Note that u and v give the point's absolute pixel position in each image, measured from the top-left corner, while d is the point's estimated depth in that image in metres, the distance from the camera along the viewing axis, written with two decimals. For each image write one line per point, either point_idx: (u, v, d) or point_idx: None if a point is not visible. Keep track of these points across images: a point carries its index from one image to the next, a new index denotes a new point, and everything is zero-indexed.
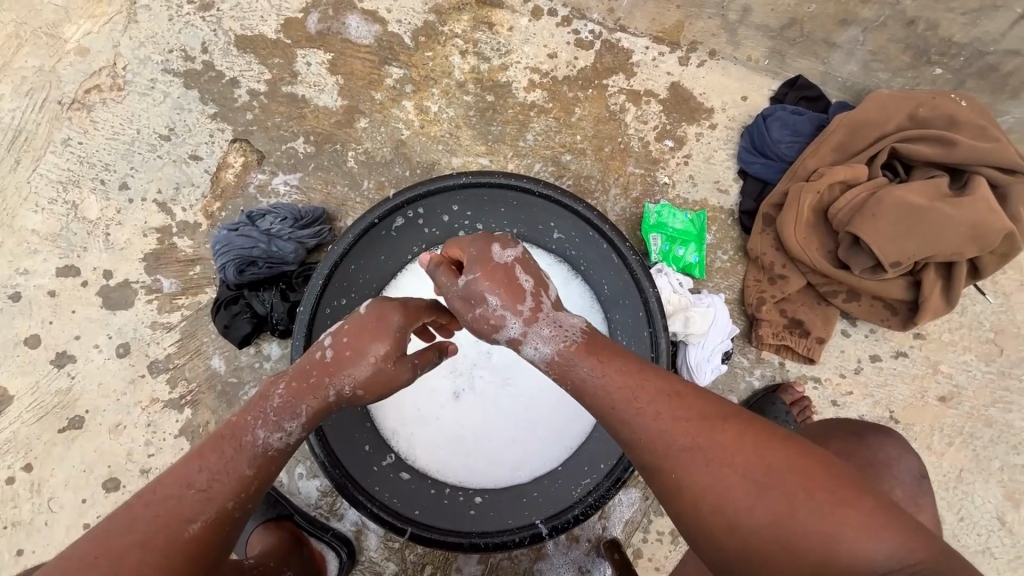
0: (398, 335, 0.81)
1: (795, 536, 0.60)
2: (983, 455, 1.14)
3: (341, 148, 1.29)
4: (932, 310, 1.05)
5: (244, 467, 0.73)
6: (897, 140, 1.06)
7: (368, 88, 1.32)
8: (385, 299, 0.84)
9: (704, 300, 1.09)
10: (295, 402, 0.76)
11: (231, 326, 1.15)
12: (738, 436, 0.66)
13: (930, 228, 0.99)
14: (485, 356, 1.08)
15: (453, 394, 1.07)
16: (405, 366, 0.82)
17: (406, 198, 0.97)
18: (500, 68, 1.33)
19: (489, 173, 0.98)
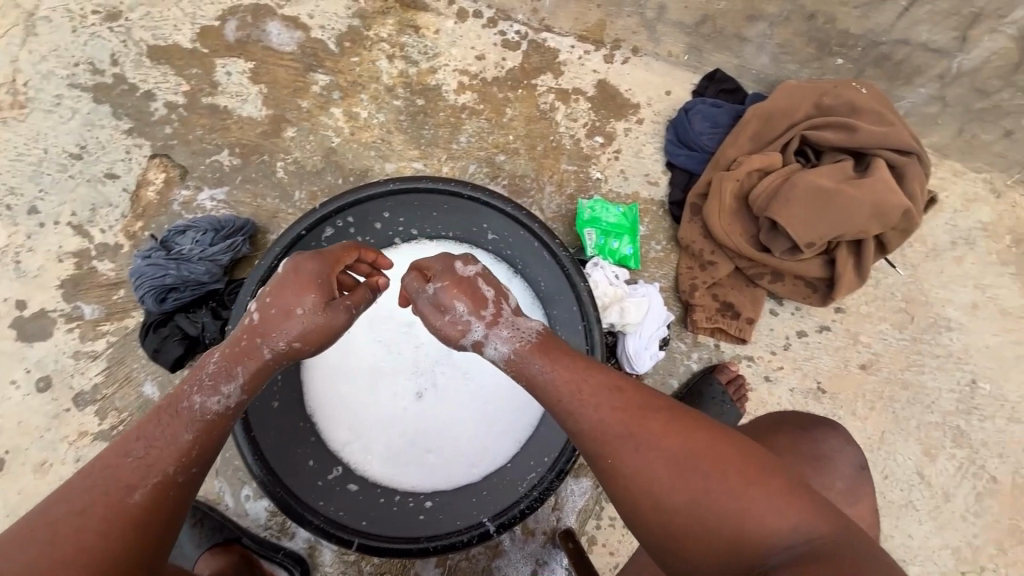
0: (322, 284, 0.83)
1: (720, 515, 0.63)
2: (902, 416, 1.23)
3: (269, 159, 1.26)
4: (847, 286, 1.12)
5: (183, 432, 0.72)
6: (806, 128, 1.13)
7: (293, 96, 1.29)
8: (302, 255, 0.86)
9: (638, 290, 1.13)
10: (230, 364, 0.77)
11: (161, 349, 1.10)
12: (674, 425, 0.69)
13: (838, 209, 1.05)
14: (446, 354, 1.06)
15: (416, 394, 1.05)
16: (339, 310, 0.83)
17: (333, 207, 0.96)
18: (429, 71, 1.32)
19: (417, 178, 0.99)
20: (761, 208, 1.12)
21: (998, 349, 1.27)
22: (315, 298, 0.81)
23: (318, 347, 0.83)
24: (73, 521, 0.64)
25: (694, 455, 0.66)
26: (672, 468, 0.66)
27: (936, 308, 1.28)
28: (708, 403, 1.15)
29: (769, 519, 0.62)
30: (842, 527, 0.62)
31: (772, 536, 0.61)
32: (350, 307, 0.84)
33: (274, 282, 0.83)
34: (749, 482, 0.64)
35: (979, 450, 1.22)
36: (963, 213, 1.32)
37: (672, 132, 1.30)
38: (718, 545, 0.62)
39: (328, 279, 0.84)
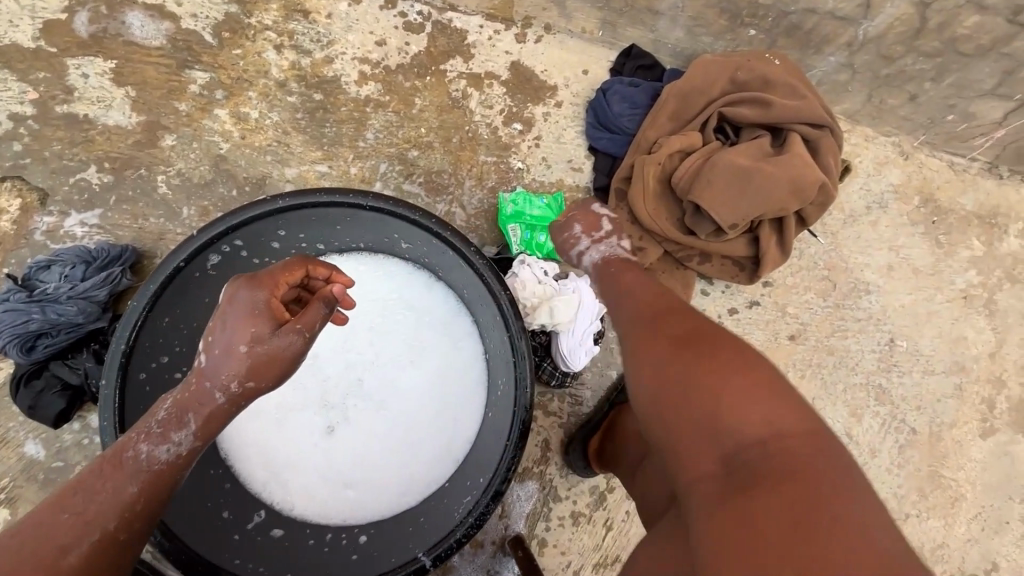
0: (266, 313, 0.70)
1: (698, 390, 0.67)
2: (829, 382, 1.27)
3: (146, 173, 1.11)
4: (772, 263, 1.11)
5: (129, 486, 0.65)
6: (722, 106, 1.10)
7: (168, 98, 1.14)
8: (238, 280, 0.73)
9: (568, 286, 1.09)
10: (180, 411, 0.68)
11: (38, 405, 0.96)
12: (684, 329, 0.77)
13: (759, 187, 1.03)
14: (355, 385, 1.03)
15: (327, 429, 1.01)
16: (287, 337, 0.70)
17: (215, 233, 0.80)
18: (324, 61, 1.19)
19: (311, 191, 0.84)
20: (686, 189, 1.09)
21: (912, 307, 1.32)
22: (264, 329, 0.70)
23: (273, 381, 0.72)
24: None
25: (695, 350, 0.72)
26: (673, 359, 0.73)
27: (856, 273, 1.31)
28: None
29: (743, 410, 0.64)
30: (825, 444, 0.61)
31: (738, 423, 0.63)
32: (302, 330, 0.71)
33: (216, 316, 0.71)
34: (738, 381, 0.66)
35: (900, 405, 1.28)
36: (875, 176, 1.35)
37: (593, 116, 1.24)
38: (688, 416, 0.67)
39: (274, 307, 0.71)
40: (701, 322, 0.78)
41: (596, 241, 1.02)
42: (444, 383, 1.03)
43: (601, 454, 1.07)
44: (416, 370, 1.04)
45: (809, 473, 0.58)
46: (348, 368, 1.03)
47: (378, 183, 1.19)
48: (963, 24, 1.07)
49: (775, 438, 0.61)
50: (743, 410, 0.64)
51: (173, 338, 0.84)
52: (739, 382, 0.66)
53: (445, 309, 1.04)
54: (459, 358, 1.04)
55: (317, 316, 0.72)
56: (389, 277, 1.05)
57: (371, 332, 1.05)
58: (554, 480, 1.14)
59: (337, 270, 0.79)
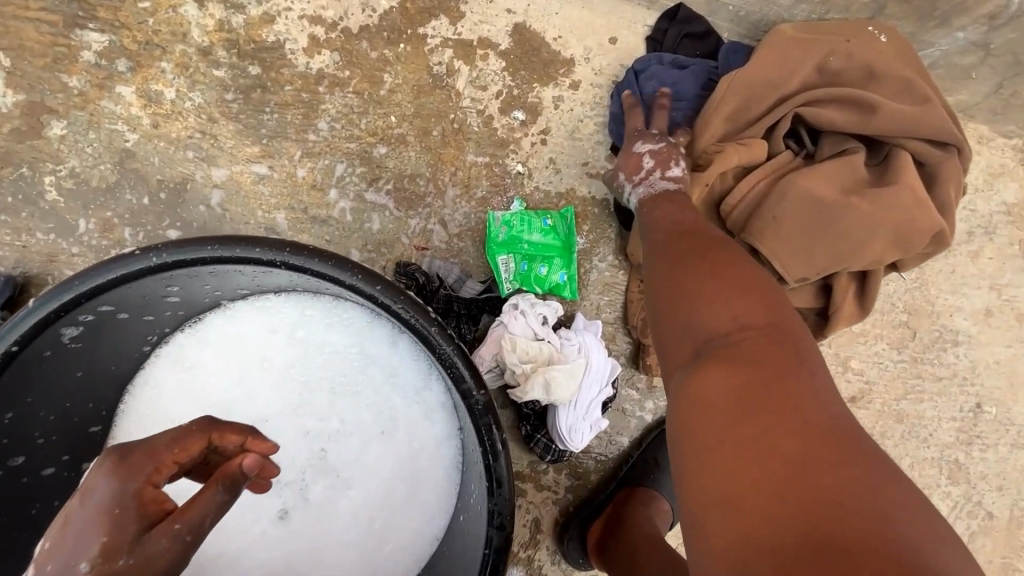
0: (133, 512, 0.46)
1: (681, 289, 0.62)
2: (893, 455, 1.02)
3: (30, 173, 0.85)
4: (846, 318, 0.83)
5: None
6: (805, 102, 0.79)
7: (55, 70, 0.86)
8: (107, 456, 0.49)
9: (571, 341, 0.84)
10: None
11: None
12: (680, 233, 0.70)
13: (844, 232, 0.75)
14: (319, 458, 0.81)
15: (278, 513, 0.80)
16: (151, 549, 0.44)
17: (61, 305, 0.56)
18: (263, 21, 0.89)
19: (197, 243, 0.58)
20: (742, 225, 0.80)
21: (1009, 364, 1.05)
22: (125, 537, 0.45)
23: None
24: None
25: (689, 254, 0.65)
26: (660, 271, 0.67)
27: (944, 319, 1.03)
28: (666, 478, 0.92)
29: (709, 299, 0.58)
30: (792, 337, 0.54)
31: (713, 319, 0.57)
32: (180, 533, 0.45)
33: (62, 513, 0.47)
34: (715, 277, 0.60)
35: (977, 485, 1.04)
36: (985, 192, 1.03)
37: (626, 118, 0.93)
38: (668, 315, 0.62)
39: (147, 501, 0.47)
40: (702, 227, 0.70)
41: (637, 184, 0.81)
42: (419, 465, 0.80)
43: (602, 551, 0.85)
44: (387, 446, 0.81)
45: (766, 361, 0.52)
46: (305, 438, 0.81)
47: (333, 190, 0.91)
48: None
49: (740, 330, 0.55)
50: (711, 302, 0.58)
51: (30, 426, 0.64)
52: (714, 276, 0.60)
53: (415, 371, 0.80)
54: (434, 434, 0.80)
55: (209, 506, 0.46)
56: (344, 326, 0.80)
57: (332, 395, 0.82)
58: (544, 567, 0.94)
59: (256, 433, 0.53)
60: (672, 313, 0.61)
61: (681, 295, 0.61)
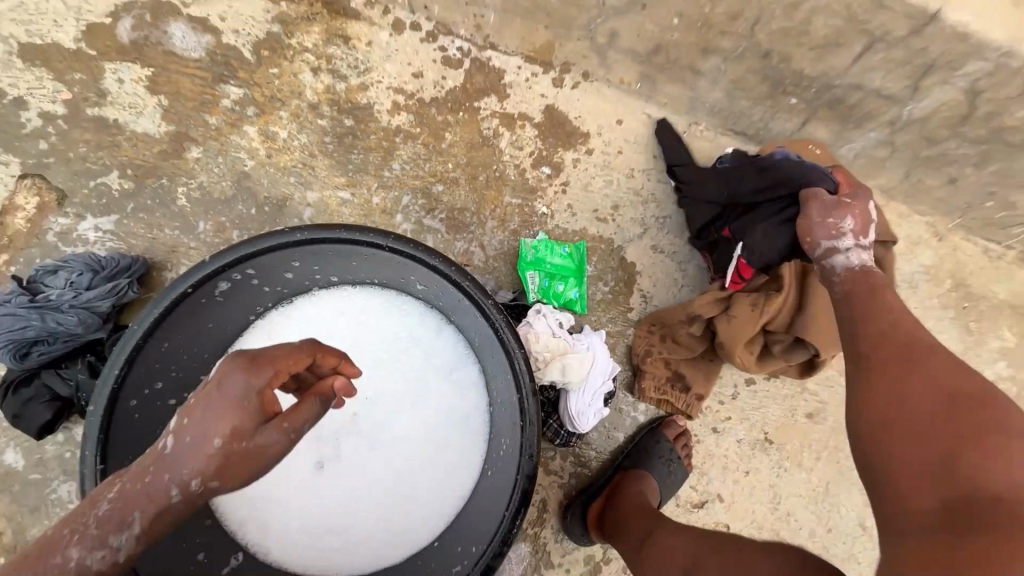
0: (254, 406, 0.64)
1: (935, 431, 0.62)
2: (846, 466, 1.20)
3: (168, 183, 1.09)
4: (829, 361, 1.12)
5: None
6: None
7: (200, 111, 1.13)
8: (232, 358, 0.66)
9: (582, 341, 1.05)
10: (124, 507, 0.60)
11: (24, 414, 0.92)
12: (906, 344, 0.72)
13: None
14: (353, 420, 0.96)
15: (316, 465, 0.93)
16: (269, 434, 0.64)
17: (224, 262, 0.76)
18: (360, 88, 1.19)
19: (327, 228, 0.81)
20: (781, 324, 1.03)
21: None
22: (248, 424, 0.63)
23: (242, 483, 0.64)
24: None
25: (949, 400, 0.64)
26: (909, 395, 0.67)
27: None
28: (655, 462, 1.07)
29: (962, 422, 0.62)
30: None
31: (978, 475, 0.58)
32: (288, 429, 0.65)
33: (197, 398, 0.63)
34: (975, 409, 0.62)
35: None
36: (907, 256, 1.31)
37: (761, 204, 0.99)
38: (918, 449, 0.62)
39: (263, 398, 0.65)
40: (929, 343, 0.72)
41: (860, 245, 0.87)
42: (444, 433, 0.97)
43: (600, 525, 1.01)
44: (415, 413, 0.98)
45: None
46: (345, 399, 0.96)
47: (399, 215, 1.17)
48: (1013, 115, 1.01)
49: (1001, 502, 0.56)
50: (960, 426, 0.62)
51: (171, 360, 0.81)
52: (973, 406, 0.63)
53: (453, 354, 0.99)
54: (462, 408, 0.97)
55: (309, 412, 0.67)
56: (401, 313, 1.00)
57: (373, 368, 0.98)
58: (548, 545, 1.07)
59: (345, 359, 0.76)
60: (907, 420, 0.65)
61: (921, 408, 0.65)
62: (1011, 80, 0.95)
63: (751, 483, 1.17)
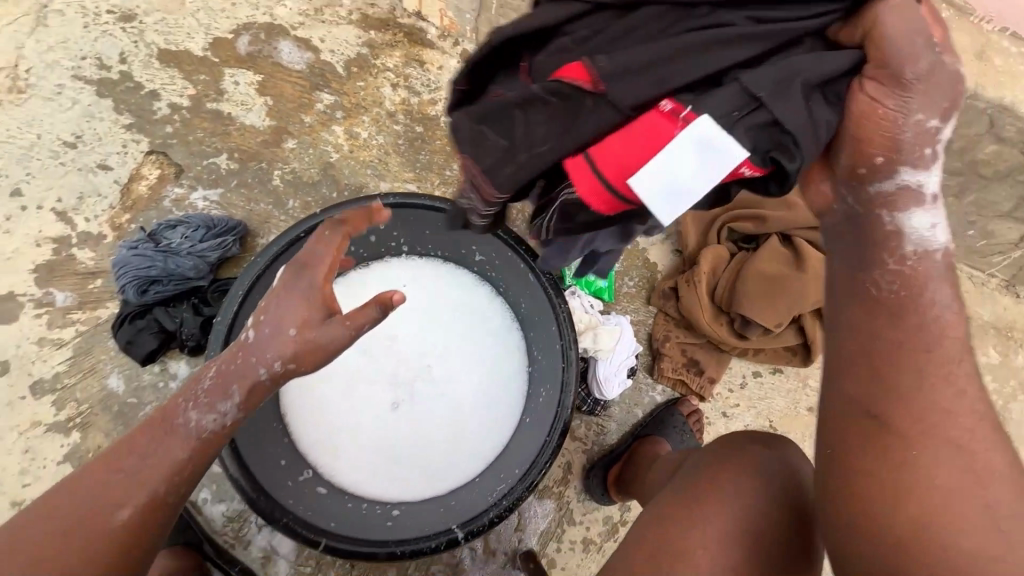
0: (320, 302, 0.74)
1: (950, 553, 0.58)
2: None
3: (266, 167, 1.30)
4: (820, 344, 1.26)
5: (177, 450, 0.69)
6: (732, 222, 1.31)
7: (298, 111, 1.35)
8: (294, 266, 0.77)
9: (611, 320, 1.21)
10: (223, 382, 0.72)
11: (135, 341, 1.09)
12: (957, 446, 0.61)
13: (790, 293, 1.22)
14: (425, 371, 1.09)
15: (391, 405, 1.07)
16: (331, 327, 0.72)
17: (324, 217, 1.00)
18: (430, 102, 1.41)
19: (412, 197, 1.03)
20: (727, 300, 1.26)
21: None
22: (315, 316, 0.73)
23: (316, 367, 0.75)
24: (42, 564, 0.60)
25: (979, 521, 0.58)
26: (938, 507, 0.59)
27: None
28: (669, 431, 1.21)
29: (982, 556, 0.57)
30: None
31: None
32: (348, 325, 0.73)
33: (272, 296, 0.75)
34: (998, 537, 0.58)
35: None
36: None
37: (794, 53, 0.56)
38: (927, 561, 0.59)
39: (326, 297, 0.75)
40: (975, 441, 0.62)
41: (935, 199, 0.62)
42: (493, 389, 1.10)
43: (620, 482, 1.13)
44: (473, 369, 1.11)
45: None
46: (420, 354, 1.10)
47: None
48: (983, 151, 1.20)
49: None
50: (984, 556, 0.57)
51: None
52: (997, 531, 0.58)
53: (501, 322, 1.13)
54: (508, 368, 1.11)
55: (369, 317, 0.73)
56: (460, 285, 1.15)
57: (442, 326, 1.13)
58: (571, 503, 1.18)
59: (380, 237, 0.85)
60: (915, 525, 0.60)
61: (952, 535, 0.58)
62: (978, 119, 1.15)
63: None
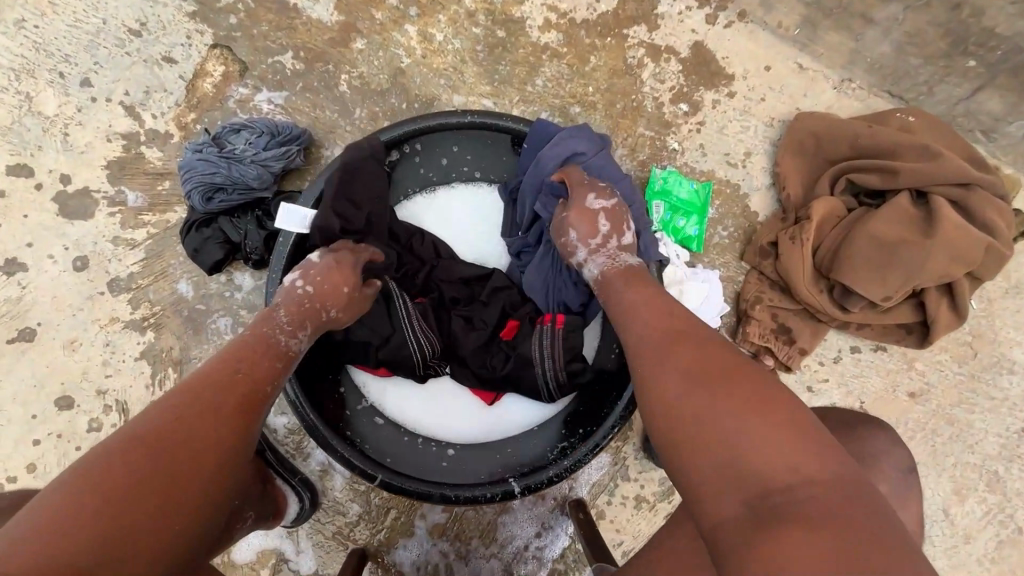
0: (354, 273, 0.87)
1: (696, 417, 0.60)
2: (940, 451, 1.17)
3: (333, 69, 1.18)
4: (946, 325, 1.06)
5: (274, 359, 0.74)
6: (850, 172, 1.11)
7: (368, 5, 1.20)
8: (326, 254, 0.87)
9: (699, 275, 1.11)
10: (300, 317, 0.80)
11: (202, 250, 1.07)
12: (679, 348, 0.67)
13: (909, 260, 1.01)
14: None
15: None
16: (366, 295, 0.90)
17: (399, 134, 0.94)
18: (515, 2, 1.21)
19: (490, 113, 0.93)
20: (830, 264, 1.09)
21: None
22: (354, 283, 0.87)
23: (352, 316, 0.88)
24: (180, 445, 0.59)
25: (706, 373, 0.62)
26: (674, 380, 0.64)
27: (1004, 348, 1.19)
28: None
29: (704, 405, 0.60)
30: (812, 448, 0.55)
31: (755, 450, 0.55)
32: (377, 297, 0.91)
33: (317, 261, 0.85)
34: (728, 413, 0.58)
35: (1013, 499, 1.17)
36: None
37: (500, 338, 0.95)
38: (692, 439, 0.59)
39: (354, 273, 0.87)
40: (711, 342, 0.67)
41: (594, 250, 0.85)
42: None
43: None
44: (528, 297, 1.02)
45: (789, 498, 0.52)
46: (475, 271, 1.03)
47: None
48: None
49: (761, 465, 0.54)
50: (715, 424, 0.58)
51: None
52: (707, 396, 0.60)
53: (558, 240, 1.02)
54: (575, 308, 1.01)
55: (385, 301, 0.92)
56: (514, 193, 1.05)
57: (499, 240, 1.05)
58: (628, 459, 1.13)
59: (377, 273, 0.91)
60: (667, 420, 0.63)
61: (677, 400, 0.62)
62: None
63: None
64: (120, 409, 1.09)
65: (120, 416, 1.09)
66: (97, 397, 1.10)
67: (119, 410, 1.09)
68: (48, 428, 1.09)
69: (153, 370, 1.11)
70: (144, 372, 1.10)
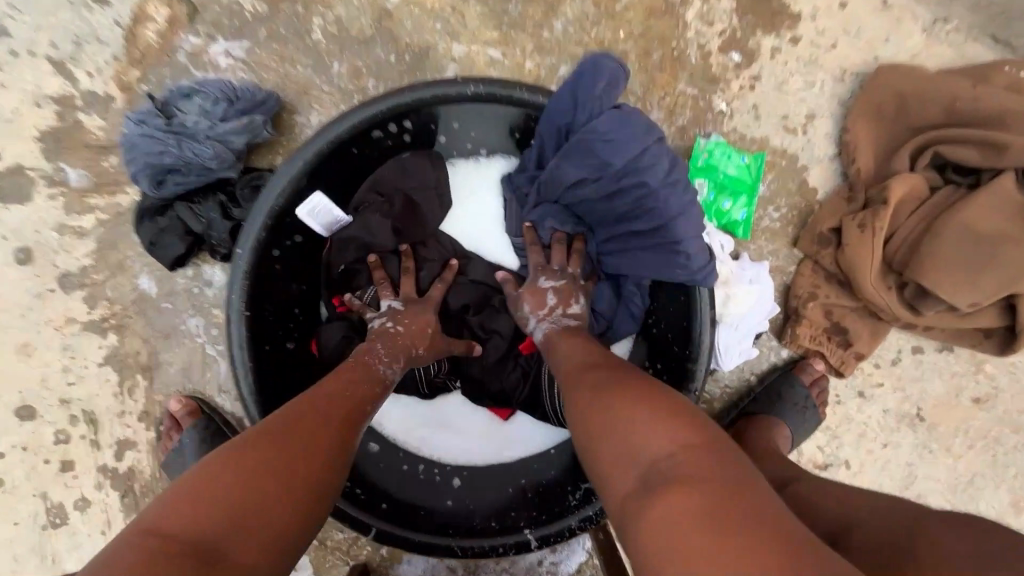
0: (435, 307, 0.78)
1: (599, 424, 0.55)
2: (1001, 461, 1.04)
3: (303, 11, 0.95)
4: None
5: (373, 378, 0.67)
6: (940, 145, 0.91)
7: None
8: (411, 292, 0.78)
9: (747, 272, 0.92)
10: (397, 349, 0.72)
11: (160, 243, 0.91)
12: (592, 365, 0.64)
13: (1003, 259, 0.86)
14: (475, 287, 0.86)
15: None
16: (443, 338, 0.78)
17: (387, 108, 0.72)
18: None
19: (508, 83, 0.73)
20: (905, 259, 0.92)
21: None
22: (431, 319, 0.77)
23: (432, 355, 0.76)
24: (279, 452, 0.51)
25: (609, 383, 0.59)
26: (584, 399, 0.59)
27: None
28: (790, 411, 0.96)
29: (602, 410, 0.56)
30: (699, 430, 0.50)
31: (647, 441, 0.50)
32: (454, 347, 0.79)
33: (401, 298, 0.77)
34: (624, 411, 0.54)
35: None
36: None
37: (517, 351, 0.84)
38: (596, 450, 0.54)
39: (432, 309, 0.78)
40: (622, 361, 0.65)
41: (540, 319, 0.75)
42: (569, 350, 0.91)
43: None
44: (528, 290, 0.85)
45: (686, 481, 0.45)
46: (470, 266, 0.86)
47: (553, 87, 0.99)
48: None
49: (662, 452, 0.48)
50: (615, 427, 0.53)
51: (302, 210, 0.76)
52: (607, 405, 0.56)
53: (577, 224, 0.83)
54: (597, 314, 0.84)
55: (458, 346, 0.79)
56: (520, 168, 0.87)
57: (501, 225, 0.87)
58: None
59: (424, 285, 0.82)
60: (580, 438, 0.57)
61: (586, 411, 0.58)
62: None
63: (887, 457, 1.03)
64: (87, 420, 0.98)
65: (89, 428, 0.98)
66: (61, 407, 0.98)
67: (86, 421, 0.98)
68: (11, 441, 0.98)
69: (120, 377, 0.98)
70: (111, 379, 0.98)
